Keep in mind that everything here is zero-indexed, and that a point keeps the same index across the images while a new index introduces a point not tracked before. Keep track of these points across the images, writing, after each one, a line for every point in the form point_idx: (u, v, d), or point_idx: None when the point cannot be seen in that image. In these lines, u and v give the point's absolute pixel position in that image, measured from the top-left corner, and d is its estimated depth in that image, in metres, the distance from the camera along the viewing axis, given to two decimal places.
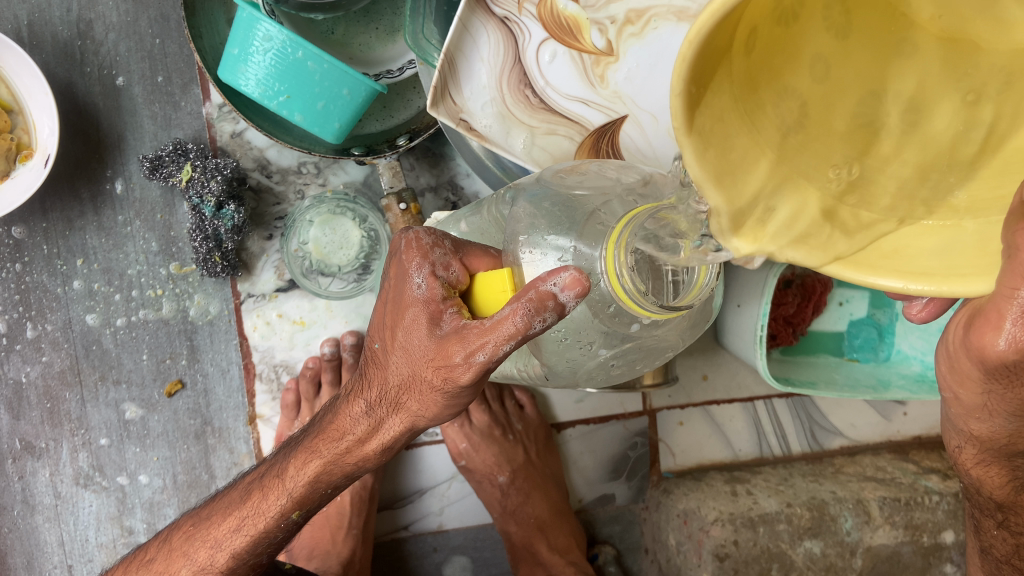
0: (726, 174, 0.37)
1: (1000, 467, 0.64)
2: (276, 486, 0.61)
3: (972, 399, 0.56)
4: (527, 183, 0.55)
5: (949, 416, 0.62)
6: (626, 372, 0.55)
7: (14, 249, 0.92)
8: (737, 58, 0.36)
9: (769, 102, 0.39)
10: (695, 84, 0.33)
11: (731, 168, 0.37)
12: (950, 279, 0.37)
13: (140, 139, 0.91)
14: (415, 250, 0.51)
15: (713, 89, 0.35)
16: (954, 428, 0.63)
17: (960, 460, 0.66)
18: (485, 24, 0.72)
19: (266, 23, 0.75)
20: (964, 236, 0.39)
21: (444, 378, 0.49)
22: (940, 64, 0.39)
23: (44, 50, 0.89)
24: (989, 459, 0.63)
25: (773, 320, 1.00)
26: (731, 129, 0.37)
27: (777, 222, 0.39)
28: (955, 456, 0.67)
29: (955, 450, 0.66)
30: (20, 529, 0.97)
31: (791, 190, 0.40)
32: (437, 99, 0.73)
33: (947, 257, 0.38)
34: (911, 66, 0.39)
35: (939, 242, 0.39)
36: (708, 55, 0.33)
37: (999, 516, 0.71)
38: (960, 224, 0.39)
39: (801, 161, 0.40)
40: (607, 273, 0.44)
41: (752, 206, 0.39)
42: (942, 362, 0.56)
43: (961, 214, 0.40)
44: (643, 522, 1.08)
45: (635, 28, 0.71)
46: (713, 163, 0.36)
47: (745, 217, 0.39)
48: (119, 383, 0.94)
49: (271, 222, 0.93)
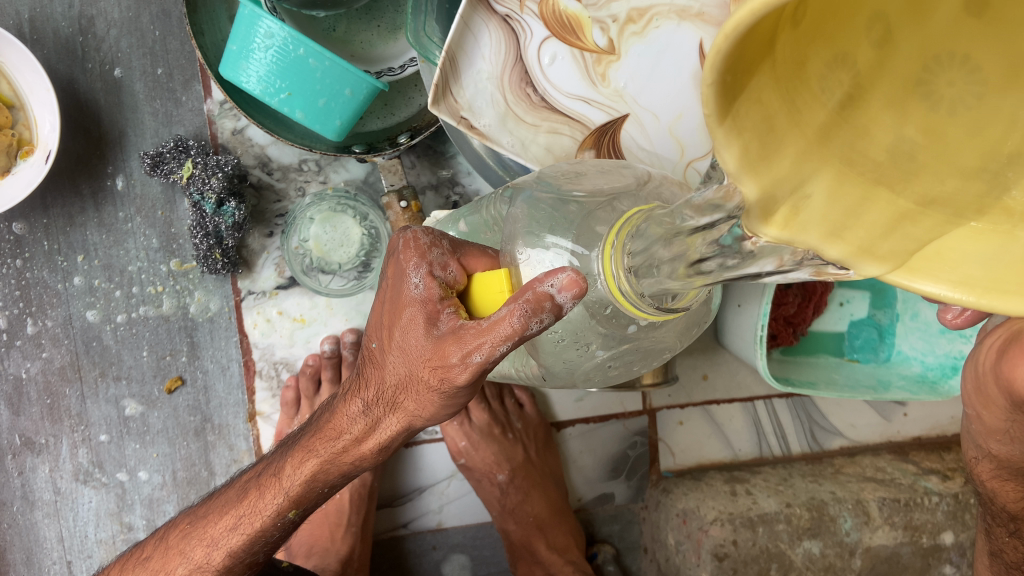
0: (764, 155, 0.29)
1: (1016, 484, 0.66)
2: (273, 484, 0.61)
3: (994, 421, 0.62)
4: (527, 182, 0.55)
5: (970, 432, 0.67)
6: (625, 372, 0.55)
7: (15, 245, 0.92)
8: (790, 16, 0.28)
9: (819, 68, 0.30)
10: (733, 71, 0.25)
11: (770, 147, 0.29)
12: (993, 295, 0.31)
13: (141, 136, 0.91)
14: (412, 250, 0.51)
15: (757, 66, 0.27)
16: (973, 441, 0.68)
17: (977, 470, 0.70)
18: (486, 22, 0.72)
19: (267, 20, 0.75)
20: (1017, 248, 0.31)
21: (441, 377, 0.50)
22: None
23: (45, 46, 0.89)
24: (1004, 474, 0.66)
25: (774, 320, 1.00)
26: (775, 103, 0.29)
27: (817, 210, 0.32)
28: (973, 467, 0.70)
29: (974, 461, 0.70)
30: (19, 525, 0.97)
31: (838, 180, 0.32)
32: (438, 96, 0.72)
33: (992, 269, 0.32)
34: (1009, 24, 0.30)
35: (991, 249, 0.32)
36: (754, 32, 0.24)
37: (1012, 526, 0.71)
38: (1012, 232, 0.32)
39: (848, 139, 0.31)
40: (604, 275, 0.44)
41: (789, 193, 0.31)
42: (969, 384, 0.62)
43: (1015, 220, 0.32)
44: (642, 522, 1.08)
45: (637, 27, 0.73)
46: (750, 146, 0.28)
47: (781, 202, 0.31)
48: (119, 380, 0.94)
49: (271, 219, 0.93)
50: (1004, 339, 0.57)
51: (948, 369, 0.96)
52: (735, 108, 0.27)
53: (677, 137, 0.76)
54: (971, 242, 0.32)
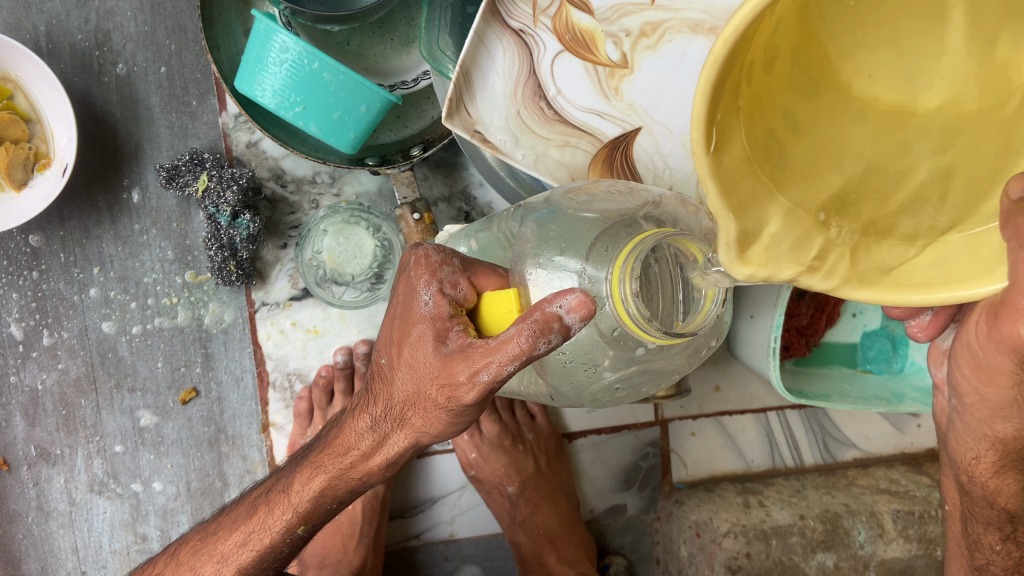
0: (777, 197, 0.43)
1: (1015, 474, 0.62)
2: (282, 500, 0.63)
3: (999, 399, 0.54)
4: (538, 202, 0.58)
5: (951, 456, 0.67)
6: (633, 393, 0.56)
7: (32, 257, 0.93)
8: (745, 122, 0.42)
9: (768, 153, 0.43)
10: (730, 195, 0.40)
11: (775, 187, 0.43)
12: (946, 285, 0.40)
13: (156, 149, 0.92)
14: (423, 267, 0.53)
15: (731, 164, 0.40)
16: (971, 438, 0.62)
17: (975, 472, 0.65)
18: (500, 37, 0.72)
19: (282, 35, 0.75)
20: (954, 250, 0.42)
21: (447, 396, 0.51)
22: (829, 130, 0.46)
23: (62, 59, 0.90)
24: (1008, 466, 0.62)
25: (787, 331, 0.99)
26: (746, 182, 0.42)
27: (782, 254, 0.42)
28: (969, 469, 0.65)
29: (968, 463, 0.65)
30: (34, 535, 0.97)
31: (785, 220, 0.43)
32: (451, 110, 0.73)
33: (944, 268, 0.41)
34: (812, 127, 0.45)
35: (943, 260, 0.42)
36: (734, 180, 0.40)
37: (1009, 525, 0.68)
38: (947, 241, 0.43)
39: (786, 184, 0.44)
40: (612, 298, 0.45)
41: (751, 229, 0.41)
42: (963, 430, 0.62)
43: (946, 233, 0.43)
44: (654, 533, 1.07)
45: (650, 40, 0.70)
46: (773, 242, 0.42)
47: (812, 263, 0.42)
48: (134, 391, 0.95)
49: (285, 231, 0.94)
50: (987, 314, 0.48)
51: None
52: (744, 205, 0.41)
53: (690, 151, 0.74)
54: (933, 258, 0.42)
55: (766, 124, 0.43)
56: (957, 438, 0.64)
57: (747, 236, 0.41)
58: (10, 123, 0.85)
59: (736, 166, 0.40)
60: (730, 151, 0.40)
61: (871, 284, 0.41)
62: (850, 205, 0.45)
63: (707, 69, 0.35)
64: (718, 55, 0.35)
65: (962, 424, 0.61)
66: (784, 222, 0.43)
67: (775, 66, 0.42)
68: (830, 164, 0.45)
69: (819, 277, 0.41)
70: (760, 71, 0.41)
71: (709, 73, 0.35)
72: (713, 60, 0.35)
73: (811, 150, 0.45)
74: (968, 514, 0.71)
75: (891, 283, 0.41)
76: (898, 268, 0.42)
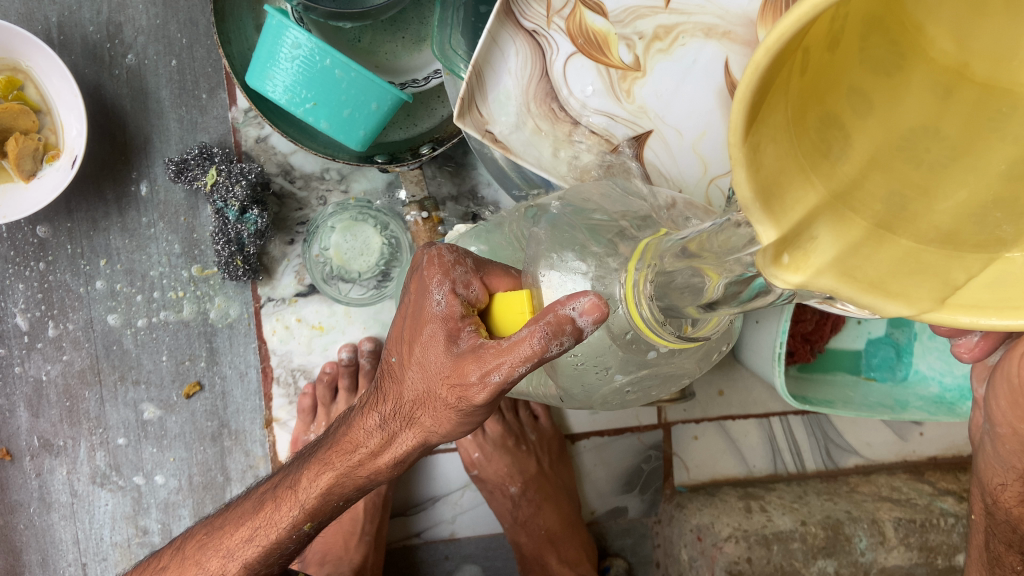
0: (822, 174, 0.32)
1: None
2: (289, 497, 0.63)
3: None
4: (550, 203, 0.58)
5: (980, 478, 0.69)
6: (643, 395, 0.56)
7: (39, 248, 0.93)
8: (793, 75, 0.30)
9: (814, 124, 0.32)
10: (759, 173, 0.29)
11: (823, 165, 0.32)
12: (1007, 311, 0.30)
13: (165, 142, 0.92)
14: (437, 266, 0.53)
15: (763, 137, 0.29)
16: (1003, 465, 0.65)
17: (1002, 499, 0.67)
18: (513, 37, 0.70)
19: (295, 31, 0.75)
20: (1015, 270, 0.31)
21: (458, 396, 0.51)
22: (905, 92, 0.33)
23: (73, 51, 0.90)
24: None
25: (791, 337, 0.99)
26: (781, 156, 0.31)
27: (826, 255, 0.31)
28: (997, 495, 0.68)
29: (997, 489, 0.67)
30: (35, 526, 0.97)
31: (843, 225, 0.32)
32: (463, 110, 0.71)
33: (1006, 287, 0.31)
34: (883, 86, 0.33)
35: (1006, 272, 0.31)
36: (766, 156, 0.30)
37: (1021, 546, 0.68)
38: (1009, 257, 0.32)
39: (837, 161, 0.32)
40: (626, 300, 0.45)
41: (794, 230, 0.31)
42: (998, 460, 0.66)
43: (1009, 246, 0.32)
44: (654, 536, 1.07)
45: (663, 44, 0.69)
46: (818, 243, 0.31)
47: (851, 269, 0.31)
48: (138, 384, 0.95)
49: (293, 227, 0.94)
50: None
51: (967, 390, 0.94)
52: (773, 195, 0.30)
53: (700, 154, 0.73)
54: (998, 270, 0.32)
55: (824, 108, 0.32)
56: (987, 462, 0.67)
57: (786, 245, 0.31)
58: (21, 114, 0.85)
59: (778, 162, 0.31)
60: (768, 126, 0.30)
61: (919, 307, 0.30)
62: (920, 195, 0.32)
63: (748, 76, 0.27)
64: (763, 60, 0.26)
65: (996, 448, 0.65)
66: (840, 229, 0.31)
67: (841, 27, 0.31)
68: (905, 156, 0.33)
69: (867, 297, 0.30)
70: (820, 44, 0.31)
71: (751, 80, 0.27)
72: (755, 66, 0.26)
73: (880, 115, 0.33)
74: (990, 531, 0.71)
75: (939, 309, 0.31)
76: (957, 286, 0.31)
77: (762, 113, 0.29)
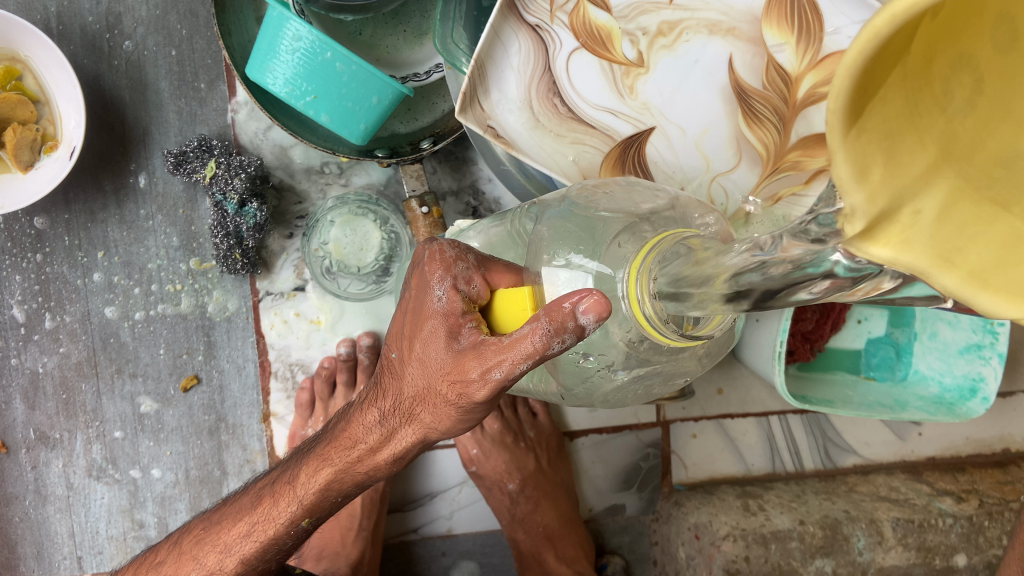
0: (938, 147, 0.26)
1: None
2: (287, 493, 0.63)
3: None
4: (553, 200, 0.57)
5: None
6: (644, 394, 0.56)
7: (36, 239, 0.92)
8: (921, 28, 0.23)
9: (942, 79, 0.25)
10: (860, 143, 0.24)
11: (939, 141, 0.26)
12: None
13: (164, 134, 0.91)
14: (438, 262, 0.52)
15: (872, 92, 0.24)
16: None
17: None
18: (516, 32, 0.69)
19: (296, 24, 0.73)
20: None
21: (458, 392, 0.51)
22: None
23: (72, 41, 0.89)
24: None
25: (792, 337, 0.98)
26: (893, 117, 0.25)
27: (926, 235, 0.26)
28: None
29: None
30: (30, 519, 0.97)
31: (953, 197, 0.26)
32: (465, 104, 0.69)
33: None
34: None
35: None
36: (875, 119, 0.24)
37: None
38: None
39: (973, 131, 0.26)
40: (628, 297, 0.44)
41: (893, 212, 0.26)
42: None
43: None
44: (652, 534, 1.07)
45: (667, 40, 0.69)
46: (931, 232, 0.26)
47: (959, 256, 0.26)
48: (135, 377, 0.95)
49: (292, 221, 0.93)
50: None
51: (967, 392, 0.95)
52: (873, 166, 0.24)
53: (703, 152, 0.71)
54: None
55: (949, 52, 0.25)
56: None
57: (882, 212, 0.26)
58: (20, 104, 0.84)
59: (884, 124, 0.24)
60: (883, 84, 0.24)
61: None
62: None
63: (859, 41, 0.22)
64: (885, 28, 0.21)
65: None
66: (948, 203, 0.26)
67: None
68: None
69: (956, 280, 0.26)
70: None
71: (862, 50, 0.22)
72: (873, 31, 0.21)
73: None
74: None
75: None
76: None
77: (878, 64, 0.23)
